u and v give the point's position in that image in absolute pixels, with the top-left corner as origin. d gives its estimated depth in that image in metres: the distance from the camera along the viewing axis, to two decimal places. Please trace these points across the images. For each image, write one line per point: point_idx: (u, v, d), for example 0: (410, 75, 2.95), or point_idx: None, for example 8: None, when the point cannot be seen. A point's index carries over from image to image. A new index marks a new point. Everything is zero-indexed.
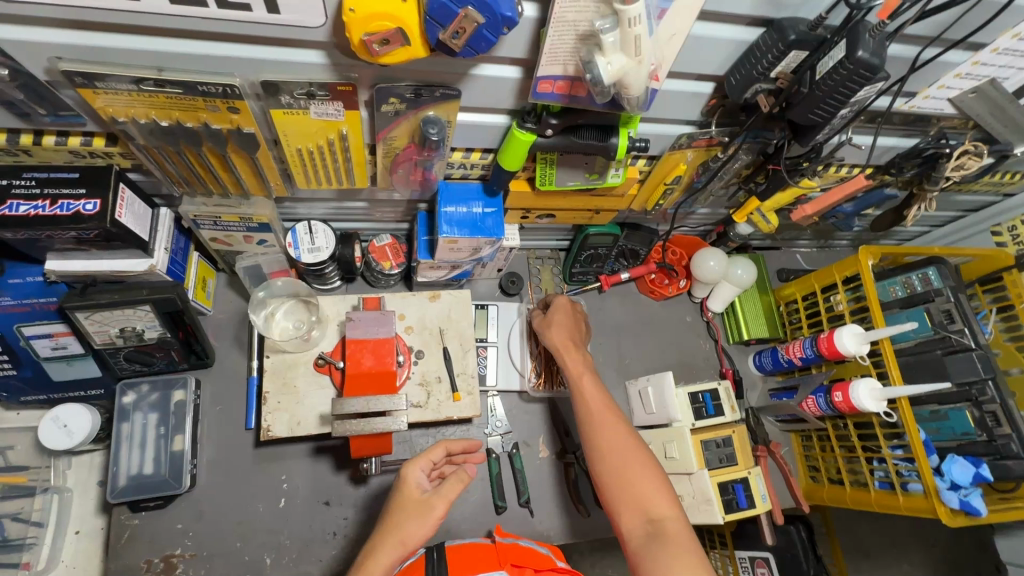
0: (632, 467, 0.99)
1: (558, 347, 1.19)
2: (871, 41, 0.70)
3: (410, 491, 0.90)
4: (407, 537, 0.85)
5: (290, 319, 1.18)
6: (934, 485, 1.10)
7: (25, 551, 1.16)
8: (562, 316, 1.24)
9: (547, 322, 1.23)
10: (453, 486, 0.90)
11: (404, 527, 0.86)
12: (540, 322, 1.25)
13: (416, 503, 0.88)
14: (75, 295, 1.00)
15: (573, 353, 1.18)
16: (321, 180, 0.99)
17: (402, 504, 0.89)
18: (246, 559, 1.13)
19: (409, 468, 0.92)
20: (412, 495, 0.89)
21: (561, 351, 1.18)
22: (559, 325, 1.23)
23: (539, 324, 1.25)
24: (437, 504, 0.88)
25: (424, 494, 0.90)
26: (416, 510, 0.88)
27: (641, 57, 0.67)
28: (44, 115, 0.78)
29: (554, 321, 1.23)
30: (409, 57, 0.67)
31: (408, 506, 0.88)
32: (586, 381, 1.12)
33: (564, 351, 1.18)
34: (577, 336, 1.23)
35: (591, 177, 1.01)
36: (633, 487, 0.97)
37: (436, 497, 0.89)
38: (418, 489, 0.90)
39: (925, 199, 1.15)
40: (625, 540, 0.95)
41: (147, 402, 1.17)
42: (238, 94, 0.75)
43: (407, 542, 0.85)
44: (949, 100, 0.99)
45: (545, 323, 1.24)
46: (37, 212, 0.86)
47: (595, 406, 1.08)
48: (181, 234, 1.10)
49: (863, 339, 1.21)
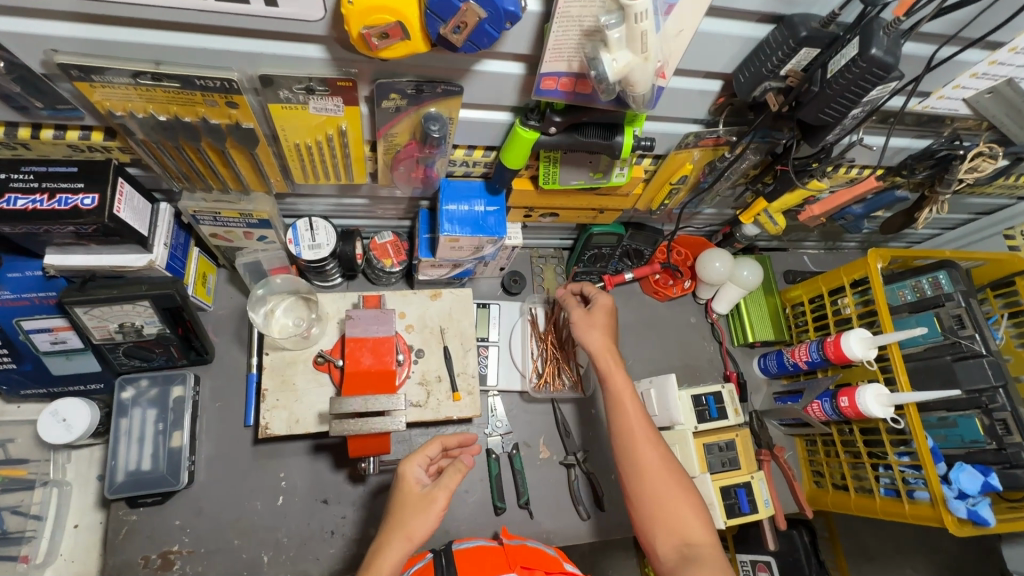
0: (671, 491, 0.98)
1: (598, 359, 1.10)
2: (885, 39, 0.68)
3: (409, 486, 0.90)
4: (412, 532, 0.85)
5: (290, 316, 1.17)
6: (942, 494, 1.08)
7: (23, 544, 1.15)
8: (603, 314, 1.15)
9: (589, 322, 1.14)
10: (453, 475, 0.90)
11: (408, 522, 0.86)
12: (580, 318, 1.15)
13: (417, 498, 0.88)
14: (74, 290, 0.99)
15: (616, 368, 1.09)
16: (319, 175, 0.99)
17: (404, 500, 0.88)
18: (243, 556, 1.13)
19: (406, 465, 0.92)
20: (412, 490, 0.89)
21: (603, 365, 1.09)
22: (600, 326, 1.14)
23: (580, 320, 1.15)
24: (438, 496, 0.88)
25: (424, 488, 0.90)
26: (419, 505, 0.87)
27: (647, 54, 0.65)
28: (41, 109, 0.77)
29: (595, 320, 1.14)
30: (410, 52, 0.65)
31: (409, 502, 0.88)
32: (629, 402, 1.05)
33: (606, 366, 1.09)
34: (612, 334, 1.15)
35: (595, 176, 1.00)
36: (670, 510, 0.96)
37: (437, 489, 0.89)
38: (418, 484, 0.90)
39: (937, 202, 1.13)
40: (659, 562, 0.96)
41: (146, 398, 1.16)
42: (236, 89, 0.74)
43: (413, 536, 0.85)
44: (964, 101, 0.96)
45: (585, 321, 1.14)
46: (35, 206, 0.85)
47: (633, 420, 1.04)
48: (181, 230, 1.10)
49: (871, 344, 1.18)
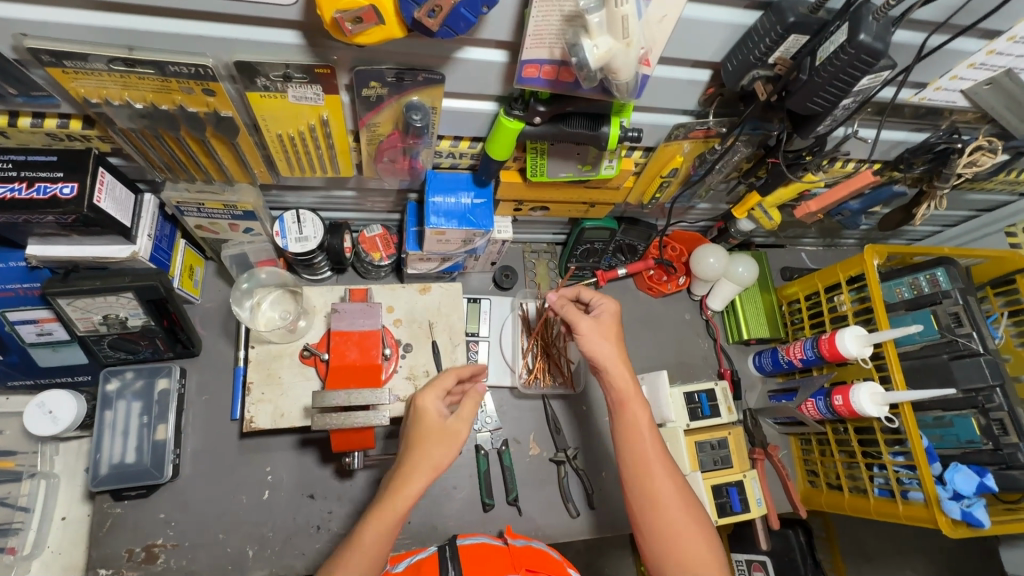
0: (685, 528, 0.88)
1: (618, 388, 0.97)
2: (875, 25, 0.66)
3: (430, 418, 0.89)
4: (436, 463, 0.86)
5: (277, 309, 1.16)
6: (936, 495, 1.06)
7: (10, 536, 1.13)
8: (612, 322, 1.03)
9: (600, 332, 1.01)
10: (470, 406, 0.90)
11: (433, 454, 0.86)
12: (591, 328, 1.01)
13: (439, 431, 0.88)
14: (57, 281, 0.99)
15: (638, 399, 0.97)
16: (305, 168, 0.98)
17: (426, 432, 0.88)
18: (228, 550, 1.12)
19: (424, 399, 0.90)
20: (434, 423, 0.88)
21: (623, 396, 0.97)
22: (613, 336, 1.01)
23: (590, 331, 1.01)
24: (460, 429, 0.89)
25: (445, 421, 0.89)
26: (441, 437, 0.88)
27: (629, 39, 0.63)
28: (16, 96, 0.76)
29: (607, 329, 1.02)
30: (386, 37, 0.64)
31: (431, 434, 0.87)
32: (645, 427, 0.94)
33: (628, 397, 0.97)
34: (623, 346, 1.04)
35: (583, 168, 0.98)
36: (684, 549, 0.87)
37: (458, 422, 0.89)
38: (438, 417, 0.89)
39: (936, 197, 1.09)
40: None
41: (131, 390, 1.16)
42: (211, 75, 0.72)
43: (438, 466, 0.86)
44: (962, 92, 0.94)
45: (597, 331, 1.01)
46: (14, 194, 0.84)
47: (648, 447, 0.94)
48: (166, 221, 1.09)
49: (866, 341, 1.16)
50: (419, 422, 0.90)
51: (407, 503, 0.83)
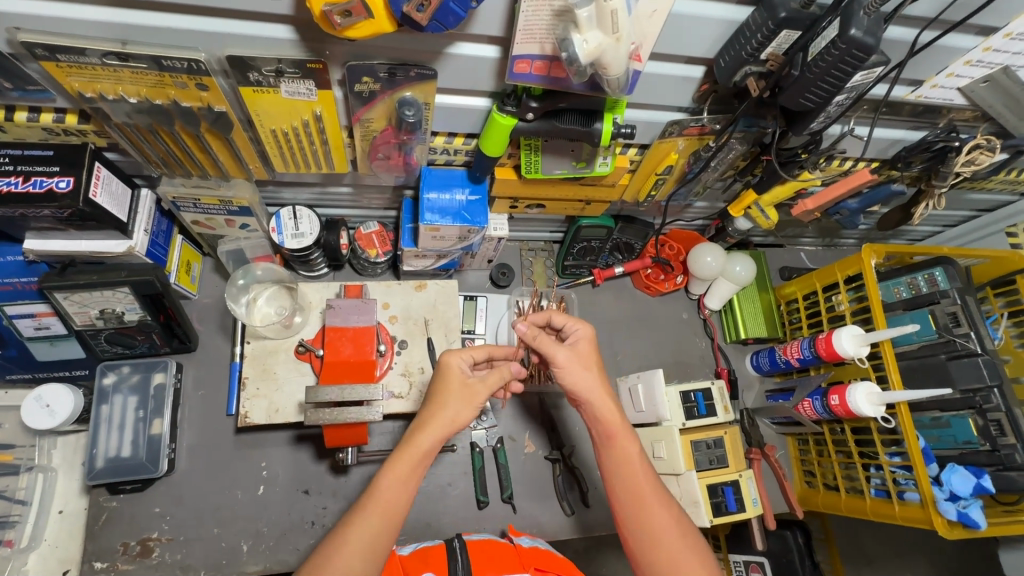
0: (687, 559, 0.85)
1: (608, 420, 0.91)
2: (866, 20, 0.65)
3: (454, 376, 0.88)
4: (452, 419, 0.85)
5: (273, 305, 1.17)
6: (931, 495, 1.05)
7: (8, 529, 1.14)
8: (589, 351, 0.95)
9: (581, 362, 0.93)
10: (495, 376, 0.89)
11: (452, 408, 0.85)
12: (570, 359, 0.93)
13: (462, 388, 0.87)
14: (54, 276, 1.00)
15: (624, 429, 0.92)
16: (301, 164, 0.98)
17: (449, 386, 0.87)
18: (222, 545, 1.12)
19: (450, 355, 0.90)
20: (457, 379, 0.88)
21: (611, 429, 0.91)
22: (594, 365, 0.94)
23: (569, 362, 0.92)
24: (482, 389, 0.88)
25: (468, 380, 0.89)
26: (462, 395, 0.87)
27: (618, 35, 0.64)
28: (11, 89, 0.77)
29: (587, 359, 0.94)
30: (376, 31, 0.64)
31: (454, 389, 0.87)
32: (636, 458, 0.90)
33: (617, 428, 0.91)
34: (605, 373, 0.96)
35: (578, 165, 0.97)
36: None
37: (481, 383, 0.88)
38: (462, 375, 0.89)
39: (935, 197, 1.09)
40: None
41: (127, 385, 1.16)
42: (204, 70, 0.73)
43: (455, 425, 0.85)
44: (959, 90, 0.93)
45: (577, 362, 0.93)
46: (10, 188, 0.85)
47: (639, 478, 0.89)
48: (163, 217, 1.09)
49: (863, 341, 1.16)
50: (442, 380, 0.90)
51: (420, 454, 0.82)
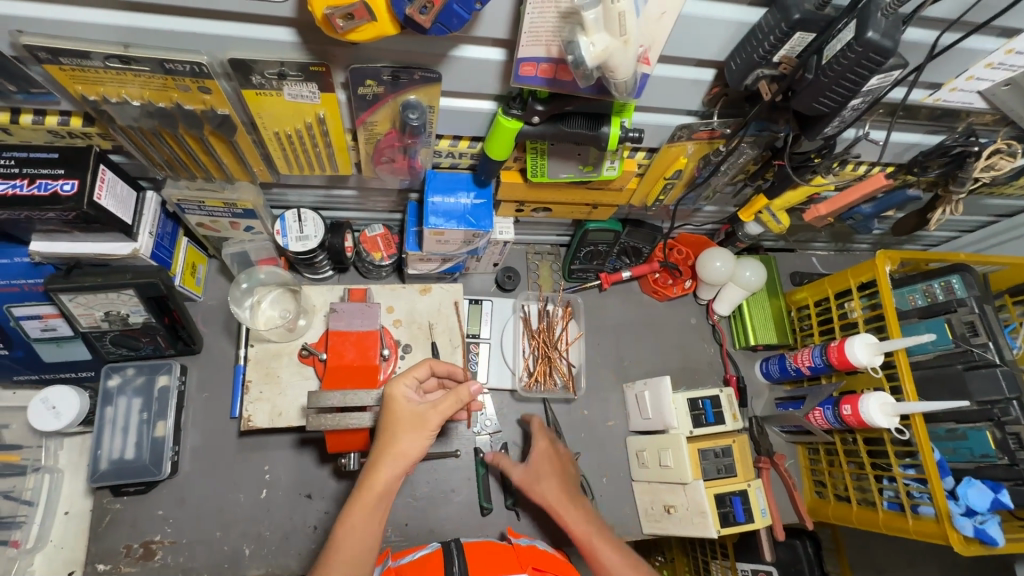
0: None
1: (551, 505, 1.00)
2: (883, 21, 0.63)
3: (399, 407, 0.82)
4: (402, 451, 0.79)
5: (277, 308, 1.16)
6: (947, 509, 1.02)
7: (15, 529, 1.14)
8: (542, 458, 1.09)
9: (534, 475, 1.06)
10: (448, 400, 0.82)
11: (400, 442, 0.80)
12: (524, 475, 1.07)
13: (411, 419, 0.81)
14: (59, 277, 1.00)
15: (569, 509, 0.99)
16: (304, 166, 0.97)
17: (396, 419, 0.81)
18: (224, 548, 1.12)
19: (394, 385, 0.84)
20: (404, 410, 0.82)
21: (555, 507, 1.00)
22: (546, 472, 1.06)
23: (523, 478, 1.07)
24: (431, 415, 0.81)
25: (417, 408, 0.83)
26: (411, 426, 0.81)
27: (626, 37, 0.62)
28: (16, 93, 0.77)
29: (539, 470, 1.07)
30: (378, 34, 0.63)
31: (400, 421, 0.81)
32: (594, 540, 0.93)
33: (559, 507, 0.99)
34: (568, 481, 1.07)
35: (584, 169, 0.96)
36: None
37: (430, 408, 0.81)
38: (410, 404, 0.83)
39: (952, 202, 1.07)
40: None
41: (132, 386, 1.16)
42: (206, 73, 0.72)
43: (407, 457, 0.79)
44: (979, 93, 0.90)
45: (530, 477, 1.06)
46: (16, 191, 0.85)
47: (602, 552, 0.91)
48: (167, 219, 1.09)
49: (877, 350, 1.13)
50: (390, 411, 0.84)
51: (372, 495, 0.78)
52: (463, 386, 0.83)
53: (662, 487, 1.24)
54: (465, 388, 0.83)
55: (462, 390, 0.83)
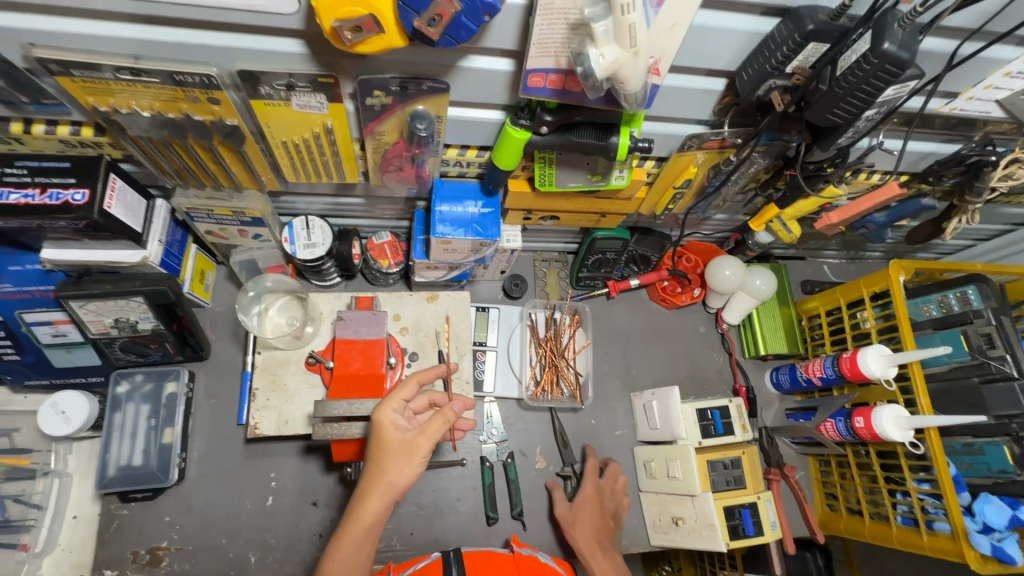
0: None
1: (582, 550, 1.12)
2: (900, 32, 0.62)
3: (387, 435, 0.79)
4: (392, 481, 0.78)
5: (284, 315, 1.17)
6: (962, 526, 1.00)
7: (24, 533, 1.15)
8: (585, 503, 1.18)
9: (574, 518, 1.16)
10: (436, 424, 0.80)
11: (389, 475, 0.77)
12: (565, 513, 1.17)
13: (400, 448, 0.78)
14: (70, 285, 1.01)
15: (598, 559, 1.12)
16: (313, 175, 0.97)
17: (384, 448, 0.79)
18: (230, 556, 1.12)
19: (382, 412, 0.80)
20: (392, 438, 0.79)
21: (586, 556, 1.12)
22: (584, 521, 1.16)
23: (564, 515, 1.17)
24: (421, 443, 0.79)
25: (405, 433, 0.80)
26: (400, 454, 0.79)
27: (637, 49, 0.61)
28: (28, 104, 0.77)
29: (579, 515, 1.17)
30: (386, 46, 0.63)
31: (389, 450, 0.78)
32: None
33: (588, 556, 1.12)
34: (603, 532, 1.17)
35: (593, 178, 0.95)
36: None
37: (419, 436, 0.79)
38: (398, 431, 0.80)
39: (967, 211, 1.04)
40: None
41: (140, 393, 1.16)
42: (215, 85, 0.73)
43: (395, 488, 0.78)
44: (997, 102, 0.88)
45: (570, 518, 1.16)
46: (27, 200, 0.85)
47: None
48: (177, 227, 1.09)
49: (890, 362, 1.11)
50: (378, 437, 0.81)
51: (360, 526, 0.78)
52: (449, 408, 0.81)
53: (669, 499, 1.22)
54: (451, 409, 0.81)
55: (449, 411, 0.81)
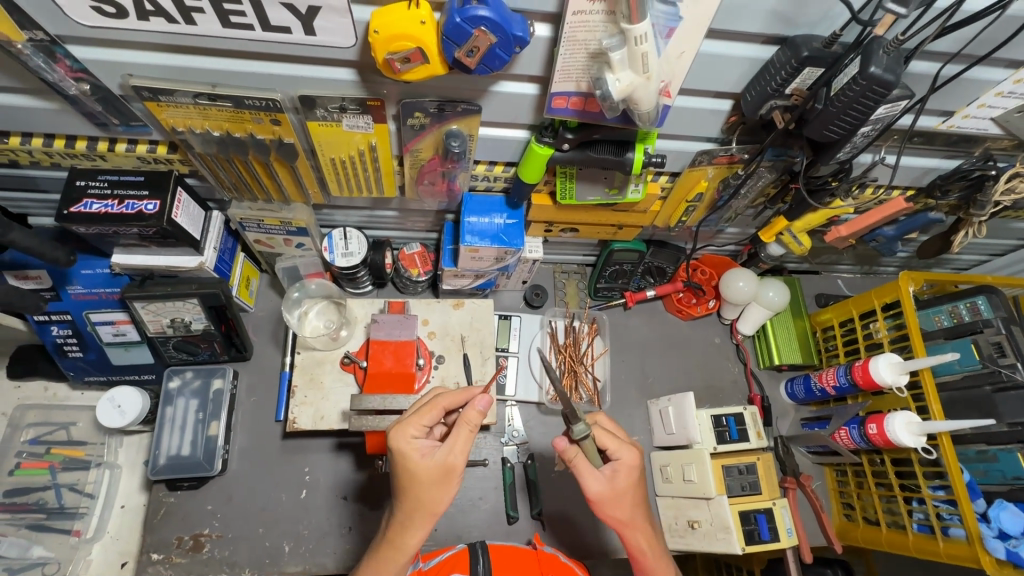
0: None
1: (624, 524, 0.87)
2: (885, 57, 0.70)
3: (419, 466, 0.80)
4: (434, 506, 0.82)
5: (322, 319, 1.26)
6: (976, 531, 1.02)
7: (77, 519, 1.24)
8: (628, 481, 0.86)
9: (615, 493, 0.86)
10: (464, 438, 0.82)
11: (430, 501, 0.81)
12: (604, 489, 0.86)
13: (434, 474, 0.81)
14: (135, 287, 1.11)
15: (642, 530, 0.88)
16: (355, 189, 1.07)
17: (418, 478, 0.81)
18: (266, 545, 1.19)
19: (406, 443, 0.81)
20: (424, 466, 0.80)
21: (628, 531, 0.88)
22: (629, 500, 0.87)
23: (602, 494, 0.86)
24: (457, 464, 0.81)
25: (436, 459, 0.81)
26: (437, 478, 0.81)
27: (648, 74, 0.69)
28: (118, 125, 0.90)
29: (621, 494, 0.86)
30: (430, 73, 0.73)
31: (424, 479, 0.80)
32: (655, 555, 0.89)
33: (631, 529, 0.88)
34: (642, 490, 0.89)
35: (611, 192, 1.03)
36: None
37: (454, 457, 0.81)
38: (428, 458, 0.81)
39: (974, 224, 1.09)
40: None
41: (190, 389, 1.26)
42: (277, 107, 0.83)
43: (436, 511, 0.82)
44: (993, 120, 0.94)
45: (610, 496, 0.86)
46: (107, 210, 0.96)
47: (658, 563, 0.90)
48: (229, 236, 1.20)
49: (901, 370, 1.14)
50: (405, 466, 0.82)
51: (407, 552, 0.82)
52: (470, 409, 0.83)
53: (685, 502, 1.25)
54: (473, 411, 0.82)
55: (470, 412, 0.82)
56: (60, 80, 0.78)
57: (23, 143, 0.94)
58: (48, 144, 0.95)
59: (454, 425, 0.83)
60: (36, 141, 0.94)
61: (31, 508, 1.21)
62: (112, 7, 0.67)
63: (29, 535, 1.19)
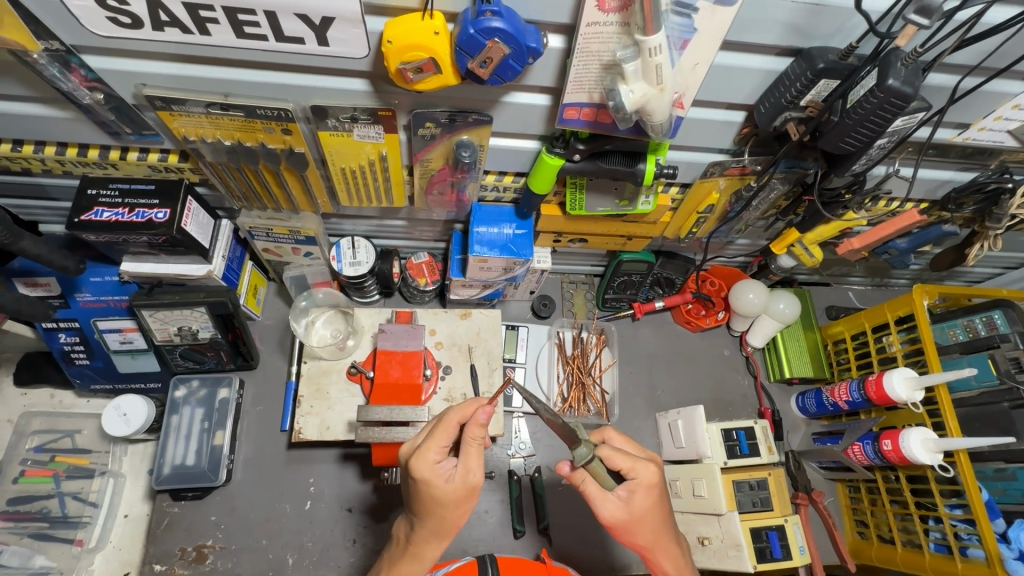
0: None
1: (645, 546, 0.86)
2: (903, 70, 0.69)
3: (442, 490, 0.79)
4: (454, 524, 0.82)
5: (328, 328, 1.25)
6: (996, 552, 0.99)
7: (79, 529, 1.22)
8: (648, 502, 0.83)
9: (636, 515, 0.83)
10: (476, 454, 0.81)
11: (452, 520, 0.81)
12: (619, 512, 0.83)
13: (458, 496, 0.80)
14: (142, 295, 1.10)
15: (666, 549, 0.86)
16: (364, 199, 1.07)
17: (441, 501, 0.79)
18: (269, 557, 1.18)
19: (426, 470, 0.79)
20: (446, 491, 0.79)
21: (650, 551, 0.86)
22: (649, 520, 0.84)
23: (618, 518, 0.83)
24: (477, 486, 0.80)
25: (456, 483, 0.80)
26: (459, 499, 0.80)
27: (662, 85, 0.68)
28: (130, 135, 0.91)
29: (640, 516, 0.83)
30: (442, 84, 0.73)
31: (449, 501, 0.80)
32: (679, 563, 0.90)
33: (653, 550, 0.86)
34: (666, 504, 0.86)
35: (621, 203, 1.02)
36: None
37: (474, 478, 0.80)
38: (450, 482, 0.79)
39: (989, 238, 1.07)
40: None
41: (195, 398, 1.26)
42: (290, 117, 0.84)
43: (457, 526, 0.83)
44: (1009, 132, 0.92)
45: (628, 520, 0.83)
46: (118, 218, 0.96)
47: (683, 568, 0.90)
48: (237, 244, 1.20)
49: (916, 384, 1.12)
50: (426, 491, 0.80)
51: (426, 561, 0.84)
52: (474, 423, 0.80)
53: (696, 519, 1.21)
54: (475, 426, 0.80)
55: (474, 428, 0.80)
56: (74, 89, 0.79)
57: (36, 151, 0.95)
58: (60, 152, 0.95)
59: (470, 444, 0.80)
60: (49, 149, 0.95)
61: (34, 517, 1.20)
62: (129, 17, 0.68)
63: (32, 544, 1.18)
